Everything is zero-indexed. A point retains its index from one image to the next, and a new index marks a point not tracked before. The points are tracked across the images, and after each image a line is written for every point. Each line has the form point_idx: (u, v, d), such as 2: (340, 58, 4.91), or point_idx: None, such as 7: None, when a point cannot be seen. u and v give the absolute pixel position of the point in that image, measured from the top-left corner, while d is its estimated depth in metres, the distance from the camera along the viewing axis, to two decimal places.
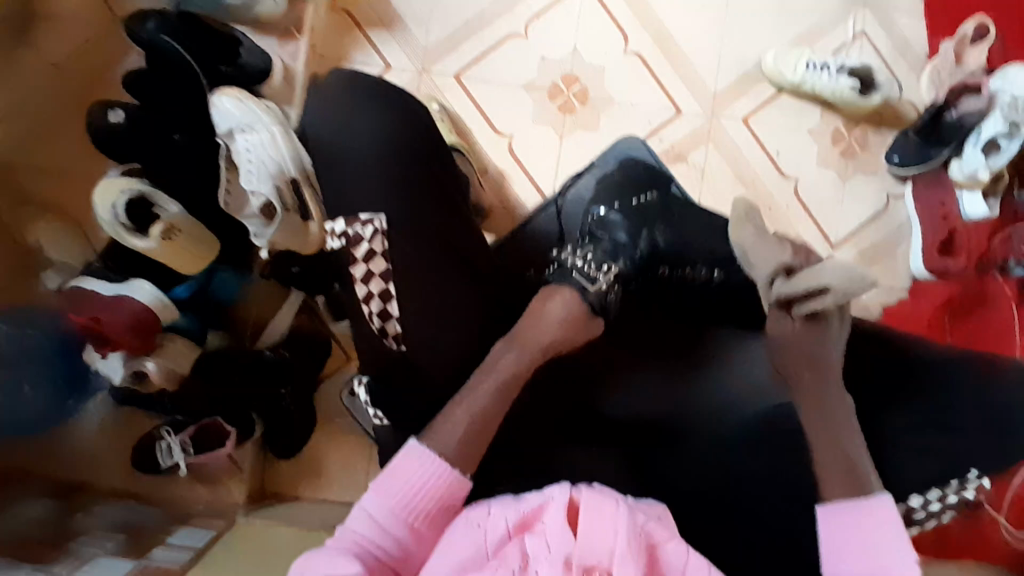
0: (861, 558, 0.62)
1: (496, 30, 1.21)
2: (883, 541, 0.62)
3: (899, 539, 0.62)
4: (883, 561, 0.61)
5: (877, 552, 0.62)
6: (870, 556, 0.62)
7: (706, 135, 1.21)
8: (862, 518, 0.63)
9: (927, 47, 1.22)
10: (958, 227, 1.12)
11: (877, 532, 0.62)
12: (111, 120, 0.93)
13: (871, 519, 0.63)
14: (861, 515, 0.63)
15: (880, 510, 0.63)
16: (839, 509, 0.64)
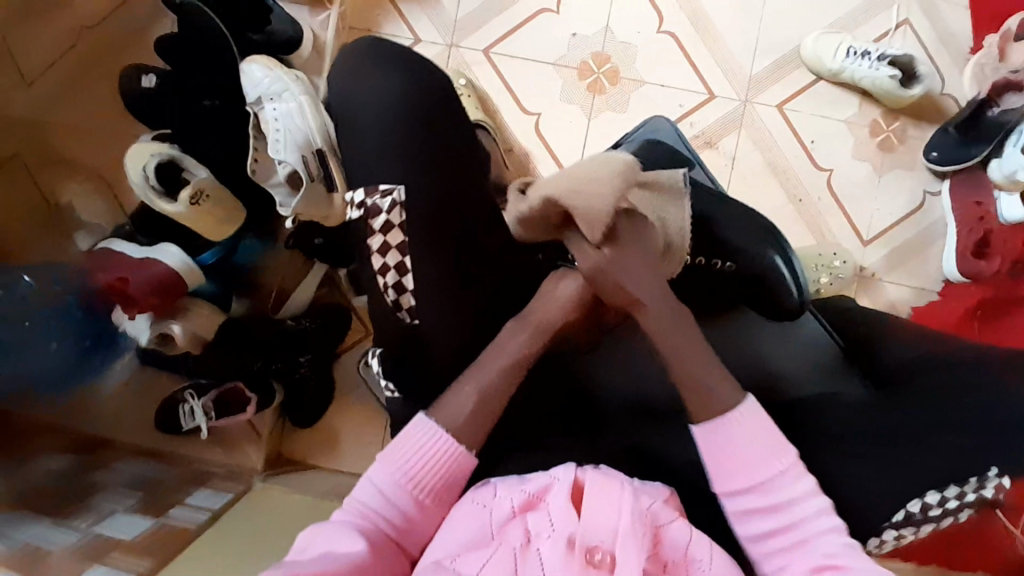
0: (743, 474, 0.63)
1: (528, 5, 1.19)
2: (758, 451, 0.63)
3: (771, 438, 0.64)
4: (762, 471, 0.63)
5: (756, 463, 0.63)
6: (748, 470, 0.63)
7: (738, 121, 1.18)
8: (724, 429, 0.64)
9: (972, 39, 1.17)
10: (994, 228, 1.12)
11: (747, 442, 0.64)
12: (144, 84, 0.97)
13: (732, 431, 0.64)
14: (726, 427, 0.64)
15: (740, 417, 0.64)
16: (708, 427, 0.65)
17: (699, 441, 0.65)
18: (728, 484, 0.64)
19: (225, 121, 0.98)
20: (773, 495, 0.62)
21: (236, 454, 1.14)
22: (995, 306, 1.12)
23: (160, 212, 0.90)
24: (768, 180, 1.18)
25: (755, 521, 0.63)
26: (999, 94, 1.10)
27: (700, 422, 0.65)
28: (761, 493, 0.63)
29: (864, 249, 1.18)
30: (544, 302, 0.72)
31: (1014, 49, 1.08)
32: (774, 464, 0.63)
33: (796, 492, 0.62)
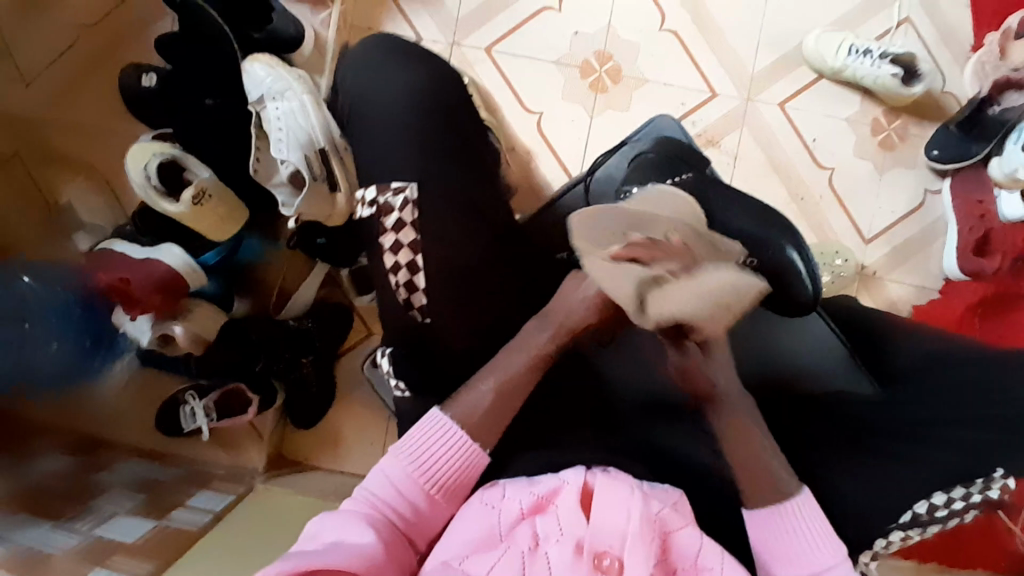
0: (795, 560, 0.62)
1: (529, 3, 1.18)
2: (811, 542, 0.62)
3: (820, 529, 0.63)
4: (815, 562, 0.62)
5: (808, 554, 0.62)
6: (802, 558, 0.62)
7: (740, 119, 1.18)
8: (780, 520, 0.63)
9: (974, 37, 1.17)
10: (995, 228, 1.11)
11: (801, 530, 0.63)
12: (145, 84, 0.99)
13: (790, 520, 0.63)
14: (782, 519, 0.63)
15: (801, 512, 0.63)
16: (763, 513, 0.64)
17: (752, 525, 0.65)
18: (774, 568, 0.63)
19: (226, 119, 0.97)
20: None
21: (239, 455, 1.13)
22: None
23: (161, 212, 0.90)
24: (771, 179, 1.18)
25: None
26: (1000, 92, 1.09)
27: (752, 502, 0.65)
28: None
29: (866, 247, 1.18)
30: (558, 299, 0.73)
31: (1015, 46, 1.06)
32: (824, 556, 0.62)
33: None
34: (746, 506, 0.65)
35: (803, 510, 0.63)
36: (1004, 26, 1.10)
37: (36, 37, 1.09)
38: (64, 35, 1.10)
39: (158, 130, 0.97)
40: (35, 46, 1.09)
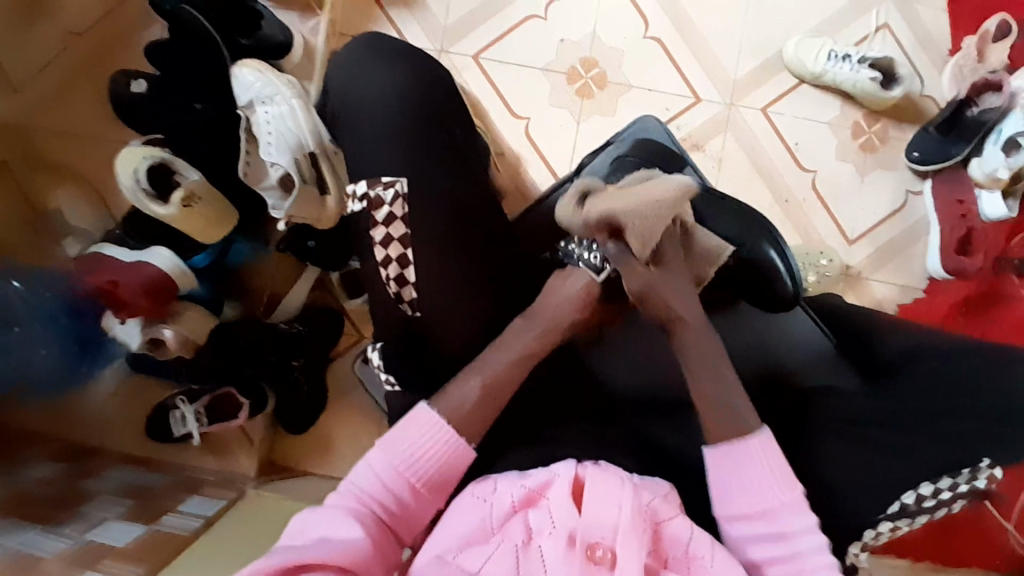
0: (751, 498, 0.64)
1: (515, 12, 1.20)
2: (768, 480, 0.64)
3: (777, 469, 0.64)
4: (770, 499, 0.63)
5: (762, 491, 0.63)
6: (758, 495, 0.63)
7: (724, 124, 1.20)
8: (736, 455, 0.65)
9: (949, 43, 1.20)
10: (976, 225, 1.14)
11: (757, 468, 0.64)
12: (133, 89, 0.98)
13: (745, 455, 0.64)
14: (739, 454, 0.65)
15: (759, 449, 0.64)
16: (722, 451, 0.65)
17: (711, 462, 0.66)
18: (732, 508, 0.64)
19: (216, 123, 0.98)
20: (777, 524, 0.63)
21: (229, 461, 1.13)
22: (979, 300, 1.16)
23: (153, 216, 0.90)
24: (756, 181, 1.20)
25: (756, 545, 0.63)
26: (977, 93, 1.13)
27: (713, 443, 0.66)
28: (768, 522, 0.63)
29: (850, 248, 1.20)
30: (547, 299, 0.73)
31: (992, 49, 1.15)
32: (778, 496, 0.63)
33: (800, 524, 0.63)
34: (706, 444, 0.66)
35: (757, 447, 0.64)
36: (979, 29, 1.16)
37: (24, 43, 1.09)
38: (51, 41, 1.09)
39: (148, 136, 0.98)
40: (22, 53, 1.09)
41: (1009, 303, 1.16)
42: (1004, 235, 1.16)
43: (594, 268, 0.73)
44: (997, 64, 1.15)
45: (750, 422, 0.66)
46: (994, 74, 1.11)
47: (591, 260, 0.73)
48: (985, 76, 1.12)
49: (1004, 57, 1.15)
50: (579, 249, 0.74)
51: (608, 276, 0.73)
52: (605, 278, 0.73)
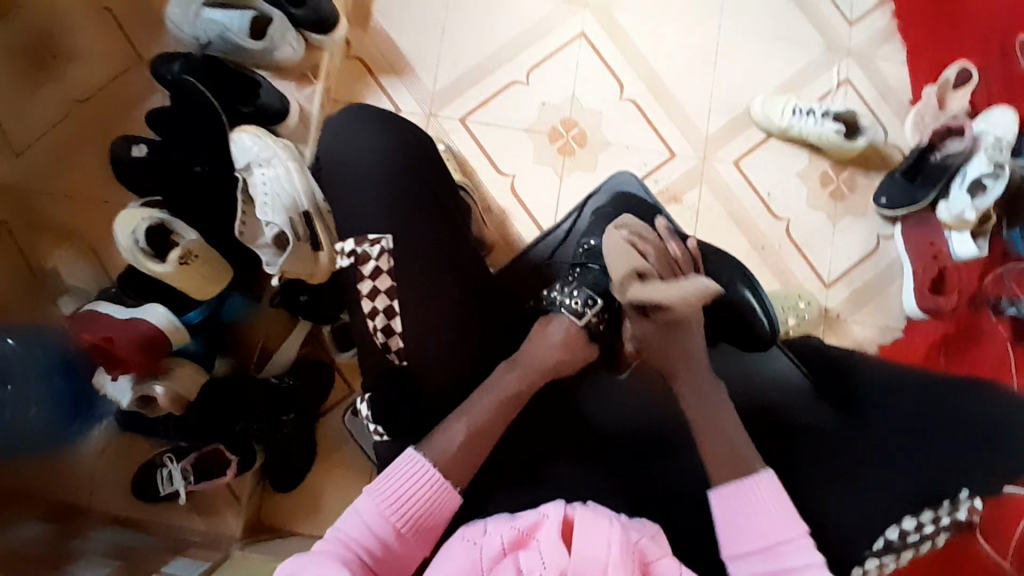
0: (756, 537, 0.66)
1: (498, 78, 1.28)
2: (774, 516, 0.67)
3: (783, 507, 0.67)
4: (777, 535, 0.66)
5: (770, 529, 0.66)
6: (764, 533, 0.66)
7: (699, 176, 1.27)
8: (744, 500, 0.68)
9: (910, 91, 1.29)
10: (947, 266, 1.19)
11: (765, 507, 0.67)
12: (133, 153, 1.01)
13: (752, 497, 0.68)
14: (743, 494, 0.68)
15: (761, 490, 0.68)
16: (727, 491, 0.68)
17: (716, 505, 0.69)
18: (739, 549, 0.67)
19: (215, 184, 1.02)
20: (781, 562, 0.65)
21: (216, 520, 1.10)
22: (958, 339, 1.19)
23: (149, 273, 0.94)
24: (733, 230, 1.25)
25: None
26: (941, 139, 1.21)
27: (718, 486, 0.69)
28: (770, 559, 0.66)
29: (828, 291, 1.24)
30: (534, 343, 0.76)
31: (951, 98, 1.24)
32: (787, 533, 0.66)
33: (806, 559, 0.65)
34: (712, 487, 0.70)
35: (764, 485, 0.68)
36: (940, 77, 1.25)
37: (27, 110, 1.16)
38: (53, 108, 1.16)
39: (145, 199, 1.02)
40: (25, 119, 1.16)
41: (988, 340, 1.19)
42: (975, 275, 1.21)
43: (576, 314, 0.76)
44: (959, 110, 1.24)
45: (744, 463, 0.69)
46: (954, 121, 1.19)
47: (572, 305, 0.77)
48: (947, 123, 1.20)
49: (965, 104, 1.24)
50: (561, 297, 0.78)
51: (588, 322, 0.76)
52: (586, 325, 0.76)
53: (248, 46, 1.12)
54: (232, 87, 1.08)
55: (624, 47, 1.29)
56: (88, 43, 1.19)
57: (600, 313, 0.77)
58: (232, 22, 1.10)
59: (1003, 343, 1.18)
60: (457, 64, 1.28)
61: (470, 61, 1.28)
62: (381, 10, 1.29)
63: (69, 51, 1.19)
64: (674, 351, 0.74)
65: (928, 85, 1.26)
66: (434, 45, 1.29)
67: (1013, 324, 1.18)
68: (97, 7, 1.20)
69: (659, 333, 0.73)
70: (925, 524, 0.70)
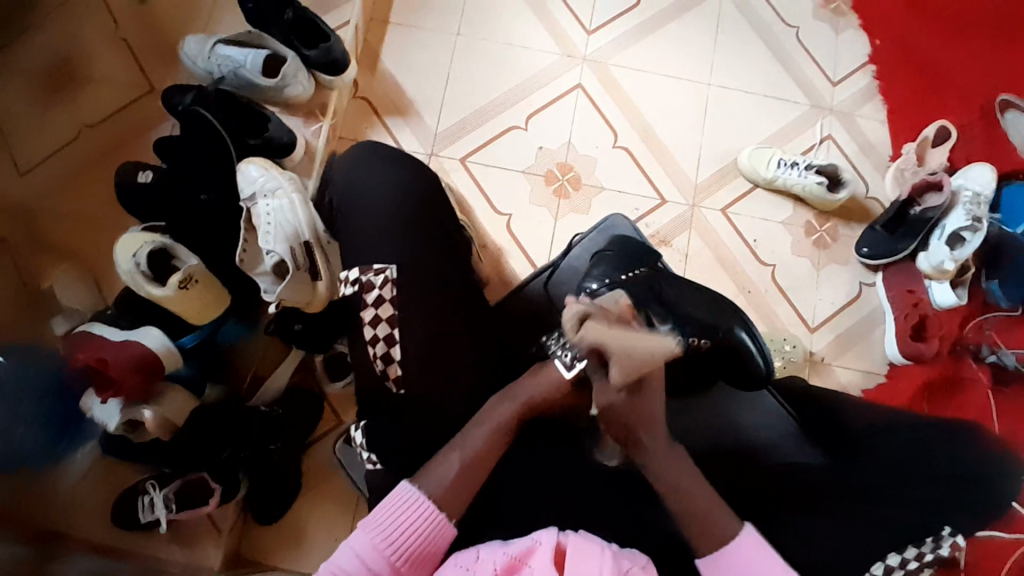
0: None
1: (499, 121, 1.33)
2: (763, 566, 0.69)
3: (766, 555, 0.70)
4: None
5: None
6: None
7: (689, 222, 1.31)
8: (723, 562, 0.70)
9: (890, 148, 1.36)
10: (928, 314, 1.24)
11: (750, 565, 0.69)
12: (139, 179, 1.08)
13: (737, 559, 0.70)
14: (729, 557, 0.70)
15: (744, 547, 0.70)
16: (711, 557, 0.70)
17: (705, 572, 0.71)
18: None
19: (217, 214, 1.05)
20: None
21: (195, 551, 1.07)
22: (942, 384, 1.22)
23: (148, 296, 0.95)
24: (720, 274, 1.29)
25: None
26: (921, 193, 1.25)
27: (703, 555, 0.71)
28: None
29: (813, 335, 1.28)
30: (534, 380, 0.78)
31: (931, 154, 1.31)
32: None
33: None
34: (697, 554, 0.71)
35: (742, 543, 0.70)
36: (920, 135, 1.33)
37: (44, 125, 1.17)
38: (63, 130, 1.19)
39: (150, 223, 1.04)
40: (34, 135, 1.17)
41: (969, 388, 1.21)
42: (957, 323, 1.25)
43: (565, 365, 0.78)
44: (936, 166, 1.30)
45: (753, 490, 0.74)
46: (932, 176, 1.24)
47: (563, 357, 0.79)
48: (924, 177, 1.25)
49: (943, 160, 1.30)
50: (556, 348, 0.80)
51: (578, 373, 0.78)
52: (576, 375, 0.78)
53: (260, 83, 1.17)
54: (243, 120, 1.13)
55: (619, 98, 1.36)
56: (104, 75, 1.24)
57: None
58: (245, 59, 1.15)
59: (984, 392, 1.21)
60: (460, 107, 1.34)
61: (473, 104, 1.34)
62: (388, 53, 1.35)
63: (86, 76, 1.23)
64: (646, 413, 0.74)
65: (908, 142, 1.33)
66: (438, 89, 1.34)
67: (994, 371, 1.22)
68: (115, 40, 1.25)
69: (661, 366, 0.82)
70: (909, 560, 0.73)
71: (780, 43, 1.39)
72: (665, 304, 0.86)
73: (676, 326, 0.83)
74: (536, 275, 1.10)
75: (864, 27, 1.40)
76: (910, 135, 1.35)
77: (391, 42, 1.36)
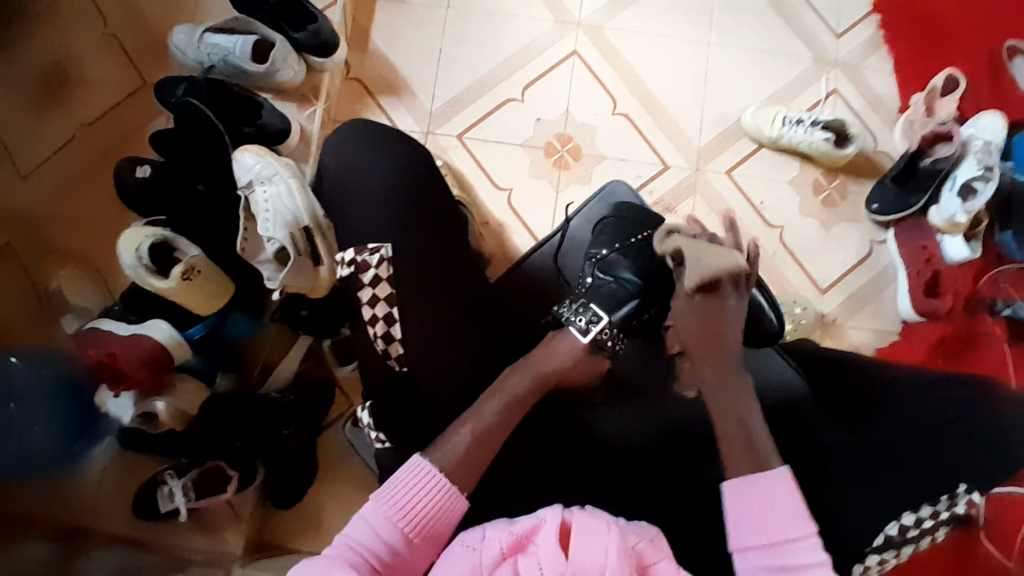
0: (767, 530, 0.69)
1: (495, 95, 1.31)
2: (786, 513, 0.70)
3: (794, 500, 0.70)
4: (787, 531, 0.69)
5: (782, 524, 0.69)
6: (775, 531, 0.69)
7: (693, 187, 1.29)
8: (751, 488, 0.71)
9: (898, 100, 1.32)
10: (942, 268, 1.22)
11: (778, 505, 0.70)
12: (139, 173, 1.08)
13: (762, 490, 0.71)
14: (756, 486, 0.71)
15: (774, 480, 0.71)
16: (740, 482, 0.71)
17: (728, 493, 0.72)
18: (745, 540, 0.69)
19: (216, 204, 1.05)
20: (787, 553, 0.68)
21: (217, 538, 1.10)
22: (956, 341, 1.21)
23: (153, 290, 0.95)
24: (727, 239, 1.27)
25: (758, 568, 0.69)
26: (930, 145, 1.22)
27: (734, 476, 0.72)
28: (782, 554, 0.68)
29: (823, 296, 1.26)
30: (539, 355, 0.79)
31: (940, 104, 1.27)
32: (798, 531, 0.69)
33: (812, 557, 0.68)
34: (726, 477, 0.73)
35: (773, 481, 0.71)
36: (927, 85, 1.29)
37: (41, 131, 1.18)
38: (61, 131, 1.19)
39: (150, 218, 1.05)
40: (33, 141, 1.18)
41: (986, 342, 1.21)
42: (970, 277, 1.23)
43: (580, 330, 0.81)
44: (947, 116, 1.26)
45: (771, 462, 0.73)
46: (942, 126, 1.21)
47: (578, 322, 0.82)
48: (934, 128, 1.21)
49: (953, 109, 1.26)
50: (568, 313, 0.83)
51: (593, 338, 0.81)
52: (591, 341, 0.81)
53: (251, 70, 1.15)
54: (237, 107, 1.12)
55: (617, 65, 1.32)
56: (97, 72, 1.22)
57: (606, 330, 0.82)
58: (234, 46, 1.14)
59: (1000, 342, 1.20)
60: (454, 83, 1.31)
61: (467, 79, 1.31)
62: (379, 32, 1.33)
63: (79, 77, 1.22)
64: (716, 331, 0.81)
65: (916, 93, 1.30)
66: (431, 66, 1.32)
67: (1009, 324, 1.21)
68: (105, 36, 1.23)
69: (701, 302, 0.81)
70: (924, 519, 0.75)
71: None
72: (709, 245, 0.84)
73: (719, 263, 0.81)
74: (542, 241, 1.10)
75: None
76: (919, 84, 1.31)
77: (380, 19, 1.33)
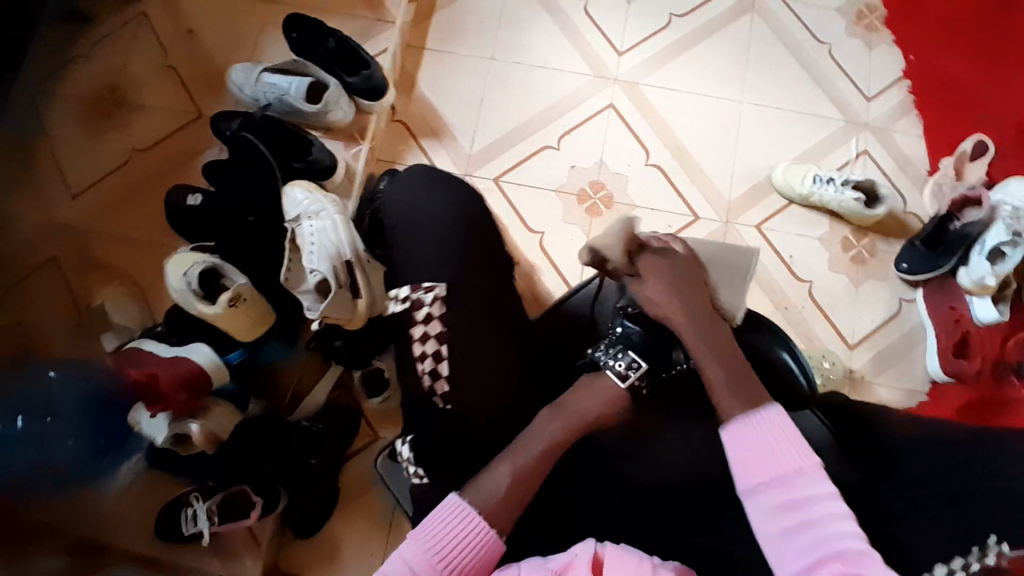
0: (772, 467, 0.70)
1: (531, 142, 1.36)
2: (786, 449, 0.71)
3: (795, 440, 0.72)
4: (790, 463, 0.70)
5: (784, 457, 0.70)
6: (775, 461, 0.70)
7: (722, 239, 1.31)
8: (751, 428, 0.72)
9: (928, 162, 1.35)
10: (970, 330, 1.21)
11: (778, 441, 0.71)
12: (190, 203, 1.15)
13: (760, 430, 0.72)
14: (752, 426, 0.72)
15: (771, 419, 0.73)
16: (736, 426, 0.73)
17: (728, 441, 0.73)
18: (754, 480, 0.70)
19: (264, 233, 1.09)
20: (796, 490, 0.69)
21: (234, 563, 1.10)
22: (984, 404, 1.19)
23: (199, 314, 0.99)
24: (755, 290, 1.28)
25: (773, 516, 0.69)
26: (960, 208, 1.24)
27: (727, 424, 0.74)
28: (787, 486, 0.69)
29: (853, 353, 1.26)
30: (577, 396, 0.79)
31: (969, 169, 1.30)
32: (798, 462, 0.70)
33: (816, 488, 0.69)
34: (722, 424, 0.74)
35: (771, 418, 0.72)
36: (957, 149, 1.32)
37: (94, 156, 1.25)
38: (116, 156, 1.25)
39: (198, 244, 1.09)
40: (89, 164, 1.25)
41: (1015, 407, 1.18)
42: (998, 340, 1.21)
43: (618, 375, 0.81)
44: (976, 181, 1.29)
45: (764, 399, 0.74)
46: (972, 191, 1.23)
47: (615, 366, 0.81)
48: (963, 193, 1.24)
49: (982, 175, 1.29)
50: (605, 357, 0.83)
51: (632, 383, 0.81)
52: (629, 386, 0.81)
53: (304, 109, 1.21)
54: (286, 142, 1.16)
55: (651, 118, 1.37)
56: (151, 101, 1.29)
57: (643, 376, 0.81)
58: (289, 86, 1.20)
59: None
60: (492, 129, 1.37)
61: (506, 126, 1.37)
62: (424, 79, 1.39)
63: (137, 103, 1.29)
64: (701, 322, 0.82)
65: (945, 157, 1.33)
66: (471, 113, 1.37)
67: None
68: (163, 67, 1.31)
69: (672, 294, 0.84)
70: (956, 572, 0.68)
71: (814, 61, 1.39)
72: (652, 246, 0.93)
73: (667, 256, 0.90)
74: None
75: (899, 42, 1.39)
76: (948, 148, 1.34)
77: (426, 67, 1.40)
